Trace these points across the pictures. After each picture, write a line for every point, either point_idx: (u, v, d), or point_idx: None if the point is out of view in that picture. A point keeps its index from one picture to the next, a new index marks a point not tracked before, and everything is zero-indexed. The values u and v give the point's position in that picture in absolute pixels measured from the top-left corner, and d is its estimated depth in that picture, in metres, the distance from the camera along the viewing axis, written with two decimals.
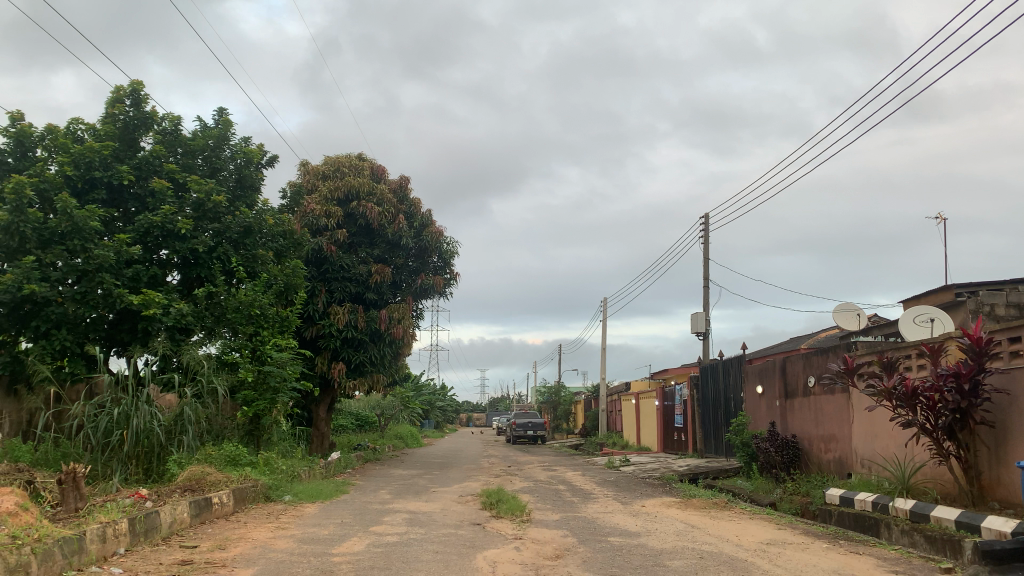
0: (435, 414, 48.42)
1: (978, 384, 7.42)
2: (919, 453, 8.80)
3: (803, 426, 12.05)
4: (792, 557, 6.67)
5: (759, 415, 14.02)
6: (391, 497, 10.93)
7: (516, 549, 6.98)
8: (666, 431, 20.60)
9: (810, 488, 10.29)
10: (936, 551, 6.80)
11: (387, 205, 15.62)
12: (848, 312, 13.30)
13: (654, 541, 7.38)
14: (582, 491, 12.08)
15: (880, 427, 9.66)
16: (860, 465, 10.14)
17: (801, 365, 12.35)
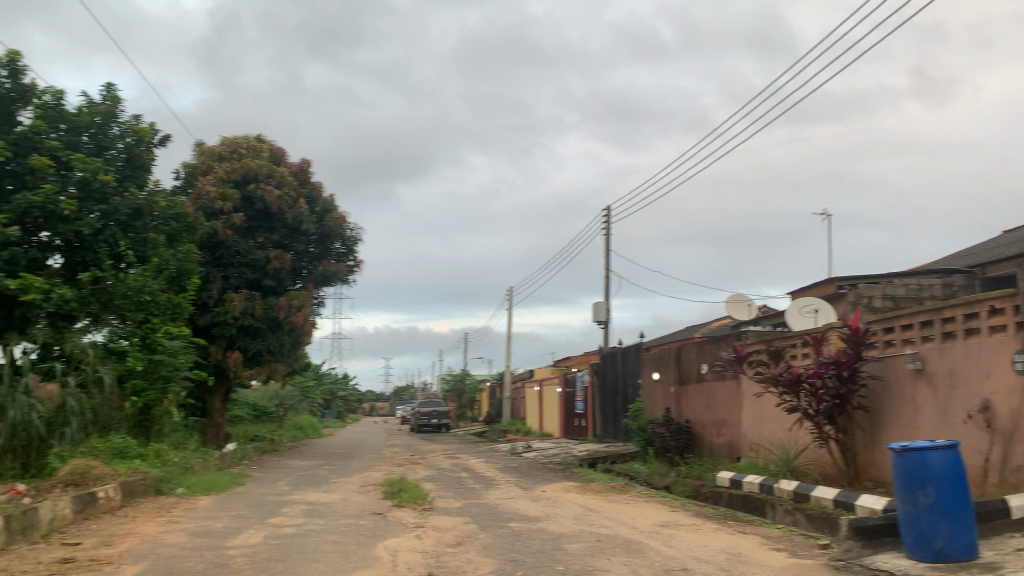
0: (337, 404, 47.68)
1: (855, 371, 7.92)
2: (802, 435, 9.32)
3: (696, 412, 12.54)
4: (684, 537, 6.95)
5: (655, 401, 14.48)
6: (290, 488, 10.70)
7: (417, 537, 6.98)
8: (567, 418, 21.00)
9: (701, 471, 10.74)
10: (815, 528, 7.23)
11: (287, 188, 15.24)
12: (739, 302, 13.90)
13: (553, 526, 7.52)
14: (484, 478, 12.17)
15: (767, 412, 10.17)
16: (748, 448, 10.64)
17: (695, 352, 12.81)
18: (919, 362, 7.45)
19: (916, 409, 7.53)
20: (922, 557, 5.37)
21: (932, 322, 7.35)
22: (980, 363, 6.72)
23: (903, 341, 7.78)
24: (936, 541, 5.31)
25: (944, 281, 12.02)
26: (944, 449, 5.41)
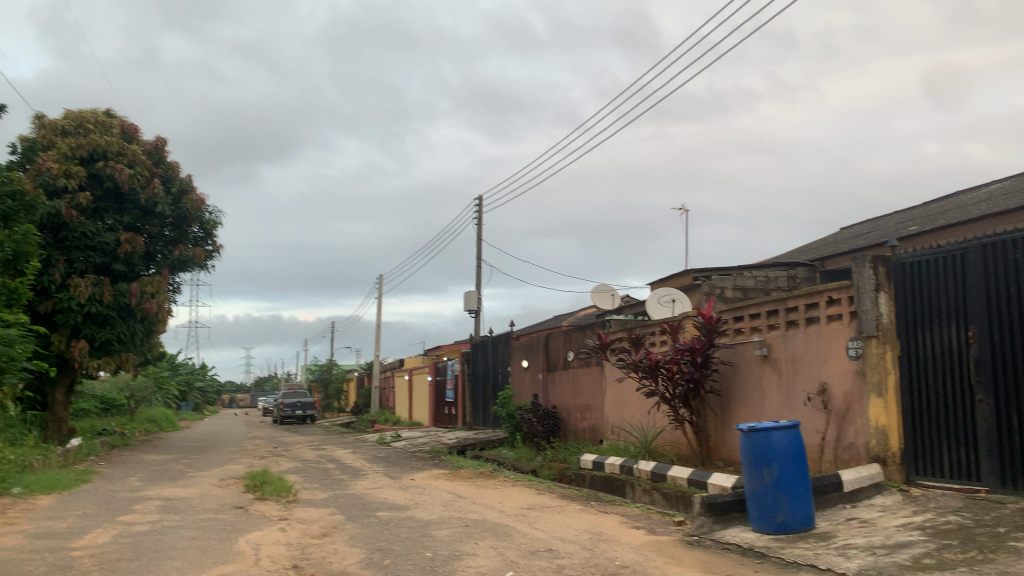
0: (194, 395, 45.46)
1: (708, 357, 8.39)
2: (660, 419, 9.77)
3: (562, 398, 12.89)
4: (549, 519, 7.15)
5: (524, 387, 14.76)
6: (143, 484, 10.15)
7: (281, 530, 6.80)
8: (437, 406, 21.04)
9: (566, 454, 11.07)
10: (671, 506, 7.62)
11: (140, 167, 14.36)
12: (604, 292, 14.39)
13: (421, 513, 7.53)
14: (351, 468, 12.00)
15: (628, 396, 10.61)
16: (610, 432, 11.06)
17: (562, 340, 13.13)
18: (766, 349, 7.99)
19: (762, 393, 8.07)
20: (765, 530, 5.79)
21: (777, 311, 7.90)
22: (818, 349, 7.29)
23: (751, 328, 8.32)
24: (778, 515, 5.74)
25: (788, 274, 12.92)
26: (787, 429, 5.84)
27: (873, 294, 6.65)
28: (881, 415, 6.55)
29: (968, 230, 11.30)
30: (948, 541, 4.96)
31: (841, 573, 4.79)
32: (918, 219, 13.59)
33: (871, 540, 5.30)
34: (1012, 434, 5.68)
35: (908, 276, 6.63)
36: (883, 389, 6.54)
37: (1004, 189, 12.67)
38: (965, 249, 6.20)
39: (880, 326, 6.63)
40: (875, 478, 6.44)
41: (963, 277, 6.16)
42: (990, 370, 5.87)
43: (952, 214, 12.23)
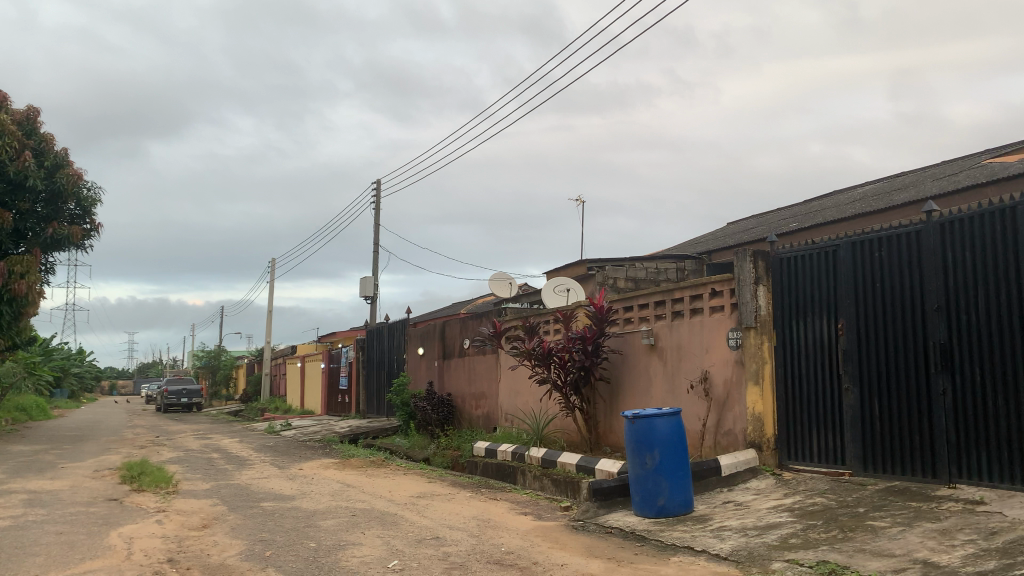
0: (69, 382, 42.97)
1: (599, 346, 8.58)
2: (552, 406, 9.93)
3: (457, 385, 12.89)
4: (439, 507, 7.15)
5: (419, 375, 14.68)
6: (6, 477, 9.50)
7: (157, 523, 6.52)
8: (330, 394, 20.67)
9: (460, 442, 11.09)
10: (560, 492, 7.76)
11: (9, 138, 13.41)
12: (502, 282, 14.45)
13: (308, 503, 7.37)
14: (237, 458, 11.63)
15: (521, 384, 10.71)
16: (503, 419, 11.15)
17: (458, 328, 13.13)
18: (653, 338, 8.23)
19: (648, 380, 8.31)
20: (646, 514, 5.97)
21: (664, 302, 8.14)
22: (701, 339, 7.57)
23: (640, 318, 8.55)
24: (659, 499, 5.93)
25: (678, 266, 13.34)
26: (669, 415, 6.03)
27: (752, 287, 6.93)
28: (757, 403, 6.86)
29: (841, 228, 11.98)
30: (812, 522, 5.25)
31: (715, 553, 4.99)
32: (797, 216, 14.27)
33: (744, 522, 5.55)
34: (874, 421, 6.07)
35: (784, 270, 6.94)
36: (760, 377, 6.86)
37: (874, 191, 13.47)
38: (836, 246, 6.54)
39: (758, 317, 6.94)
40: (750, 463, 6.75)
41: (835, 273, 6.51)
42: (855, 360, 6.25)
43: (828, 212, 12.93)
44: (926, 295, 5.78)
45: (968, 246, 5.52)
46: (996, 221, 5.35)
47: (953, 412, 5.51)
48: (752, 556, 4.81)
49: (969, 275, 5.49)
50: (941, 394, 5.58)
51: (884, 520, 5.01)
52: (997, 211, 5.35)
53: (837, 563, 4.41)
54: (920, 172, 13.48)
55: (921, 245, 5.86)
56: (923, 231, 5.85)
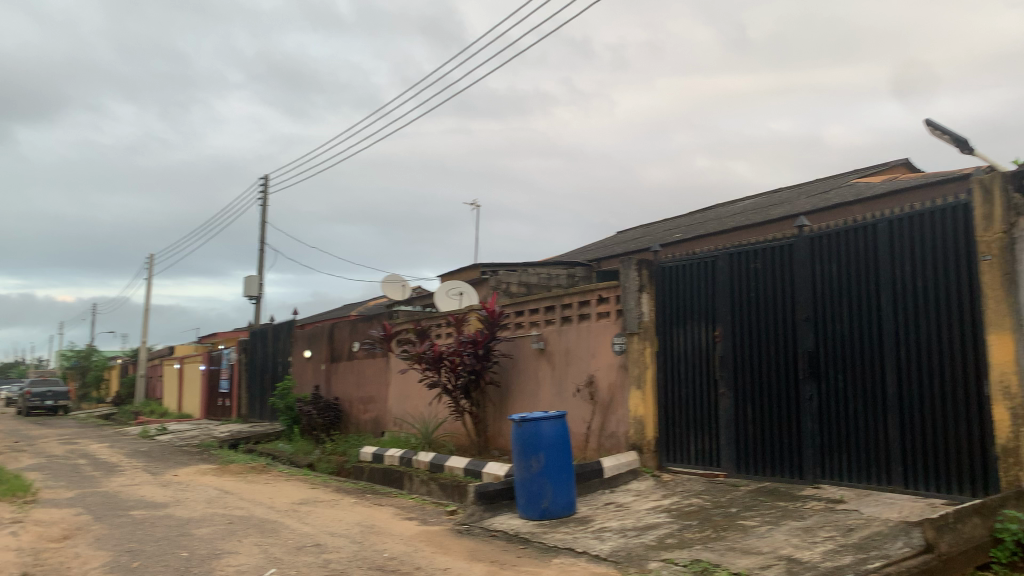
0: None
1: (489, 350, 8.63)
2: (441, 410, 9.90)
3: (345, 389, 12.65)
4: (321, 514, 6.99)
5: (305, 378, 14.33)
6: None
7: (12, 534, 6.07)
8: (210, 397, 19.86)
9: (346, 447, 10.88)
10: (447, 496, 7.74)
11: None
12: (394, 284, 14.30)
13: (181, 511, 7.05)
14: (106, 465, 10.99)
15: (411, 387, 10.63)
16: (392, 423, 11.03)
17: (347, 330, 12.89)
18: (543, 343, 8.34)
19: (536, 384, 8.42)
20: (530, 516, 6.04)
21: (553, 307, 8.28)
22: (588, 344, 7.74)
23: (530, 323, 8.66)
24: (543, 501, 6.01)
25: (569, 272, 13.58)
26: (554, 419, 6.12)
27: (636, 295, 7.21)
28: (639, 407, 7.09)
29: (721, 240, 12.51)
30: (688, 522, 5.45)
31: (595, 554, 5.09)
32: (682, 227, 14.81)
33: (624, 523, 5.70)
34: (747, 424, 6.36)
35: (666, 279, 7.19)
36: (642, 381, 7.09)
37: (753, 205, 14.14)
38: (715, 257, 6.82)
39: (641, 323, 7.18)
40: (632, 464, 6.95)
41: (713, 283, 6.78)
42: (731, 367, 6.53)
43: (710, 224, 13.46)
44: (796, 305, 6.11)
45: (835, 260, 5.88)
46: (860, 237, 5.72)
47: (818, 417, 5.84)
48: (630, 556, 4.94)
49: (834, 288, 5.85)
50: (809, 399, 5.91)
51: (753, 519, 5.25)
52: (861, 228, 5.72)
53: (708, 561, 4.58)
54: (795, 189, 14.25)
55: (793, 258, 6.19)
56: (795, 245, 6.18)
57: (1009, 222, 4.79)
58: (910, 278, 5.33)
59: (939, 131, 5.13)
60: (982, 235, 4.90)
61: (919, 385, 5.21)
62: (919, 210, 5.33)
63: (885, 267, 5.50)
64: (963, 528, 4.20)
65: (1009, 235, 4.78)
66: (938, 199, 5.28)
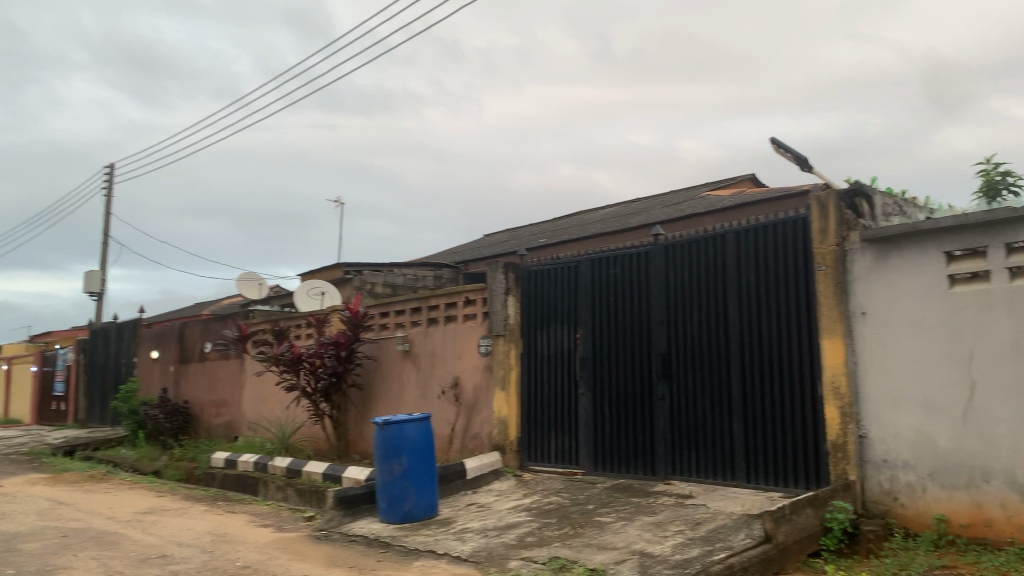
0: None
1: (352, 352, 8.47)
2: (300, 413, 9.61)
3: (196, 392, 12.03)
4: (167, 523, 6.60)
5: (152, 381, 13.50)
6: None
7: None
8: (42, 402, 18.31)
9: (196, 453, 10.34)
10: (304, 502, 7.51)
11: None
12: (251, 282, 13.75)
13: (7, 525, 6.46)
14: None
15: (268, 389, 10.25)
16: (246, 428, 10.59)
17: (199, 330, 12.26)
18: (408, 344, 8.26)
19: (400, 387, 8.34)
20: (391, 520, 5.96)
21: (419, 308, 8.23)
22: (454, 346, 7.76)
23: (395, 324, 8.57)
24: (404, 504, 5.96)
25: (434, 274, 13.53)
26: (417, 422, 6.09)
27: (502, 297, 7.28)
28: (503, 408, 7.18)
29: (583, 245, 12.86)
30: (547, 520, 5.56)
31: (456, 555, 5.10)
32: (546, 232, 15.13)
33: (485, 523, 5.75)
34: (604, 424, 6.57)
35: (530, 282, 7.32)
36: (506, 383, 7.17)
37: (613, 213, 14.64)
38: (577, 261, 7.02)
39: (507, 326, 7.28)
40: (494, 465, 7.01)
41: (576, 287, 6.98)
42: (590, 368, 6.73)
43: (572, 231, 13.82)
44: (651, 310, 6.38)
45: (687, 267, 6.18)
46: (710, 246, 6.04)
47: (670, 415, 6.13)
48: (491, 556, 4.98)
49: (687, 294, 6.15)
50: (661, 398, 6.18)
51: (609, 516, 5.44)
52: (711, 238, 6.05)
53: (566, 558, 4.70)
54: (652, 200, 14.89)
55: (648, 264, 6.46)
56: (651, 252, 6.46)
57: (841, 236, 5.23)
58: (755, 286, 5.70)
59: (783, 150, 5.51)
60: (818, 247, 5.30)
61: (761, 386, 5.56)
62: (764, 222, 5.70)
63: (733, 275, 5.84)
64: (797, 519, 4.53)
65: (841, 248, 5.21)
66: (780, 212, 5.67)
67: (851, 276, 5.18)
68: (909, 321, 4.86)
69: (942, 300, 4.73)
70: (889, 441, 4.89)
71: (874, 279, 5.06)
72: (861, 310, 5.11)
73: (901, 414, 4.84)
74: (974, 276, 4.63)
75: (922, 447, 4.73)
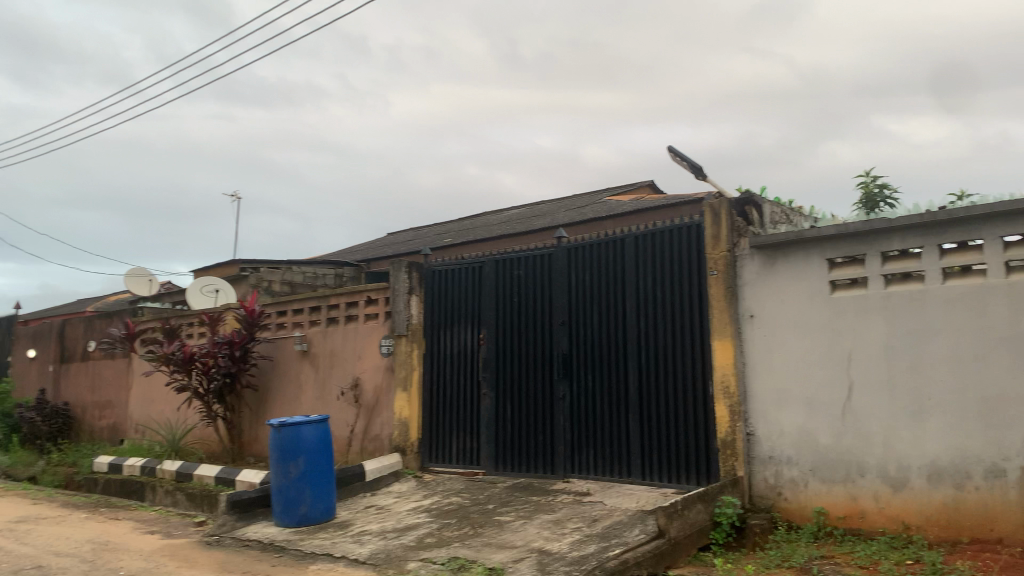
0: None
1: (247, 351, 8.21)
2: (190, 415, 9.24)
3: (77, 393, 11.39)
4: (43, 532, 6.22)
5: (28, 381, 12.69)
6: None
7: None
8: None
9: (77, 457, 9.79)
10: (194, 507, 7.22)
11: None
12: (139, 278, 13.13)
13: None
14: None
15: (156, 390, 9.81)
16: (133, 431, 10.10)
17: (81, 328, 11.61)
18: (306, 344, 8.08)
19: (298, 387, 8.15)
20: (287, 523, 5.82)
21: (319, 307, 8.07)
22: (354, 346, 7.64)
23: (293, 323, 8.37)
24: (301, 507, 5.82)
25: (335, 272, 13.29)
26: (315, 423, 5.97)
27: (405, 297, 7.23)
28: (404, 409, 7.11)
29: (487, 247, 12.90)
30: (447, 520, 5.56)
31: (353, 558, 5.02)
32: (451, 232, 15.10)
33: (383, 525, 5.68)
34: (506, 424, 6.62)
35: (433, 282, 7.30)
36: (407, 383, 7.11)
37: (517, 215, 14.75)
38: (481, 262, 7.04)
39: (409, 326, 7.22)
40: (394, 466, 6.94)
41: (479, 288, 7.00)
42: (493, 369, 6.76)
43: (477, 231, 13.84)
44: (553, 311, 6.47)
45: (589, 270, 6.30)
46: (610, 249, 6.18)
47: (570, 415, 6.23)
48: (389, 558, 4.94)
49: (588, 296, 6.27)
50: (562, 398, 6.27)
51: (509, 515, 5.48)
52: (611, 242, 6.19)
53: (465, 558, 4.70)
54: (556, 202, 15.09)
55: (551, 266, 6.55)
56: (554, 255, 6.55)
57: (732, 242, 5.45)
58: (652, 288, 5.86)
59: (680, 158, 5.69)
60: (710, 253, 5.51)
61: (657, 386, 5.73)
62: (662, 227, 5.88)
63: (632, 278, 6.00)
64: (689, 514, 4.69)
65: (732, 253, 5.43)
66: (676, 218, 5.86)
67: (742, 281, 5.40)
68: (794, 324, 5.11)
69: (824, 305, 5.00)
70: (774, 438, 5.13)
71: (762, 284, 5.30)
72: (749, 313, 5.34)
73: (785, 412, 5.09)
74: (853, 282, 4.92)
75: (804, 444, 4.99)
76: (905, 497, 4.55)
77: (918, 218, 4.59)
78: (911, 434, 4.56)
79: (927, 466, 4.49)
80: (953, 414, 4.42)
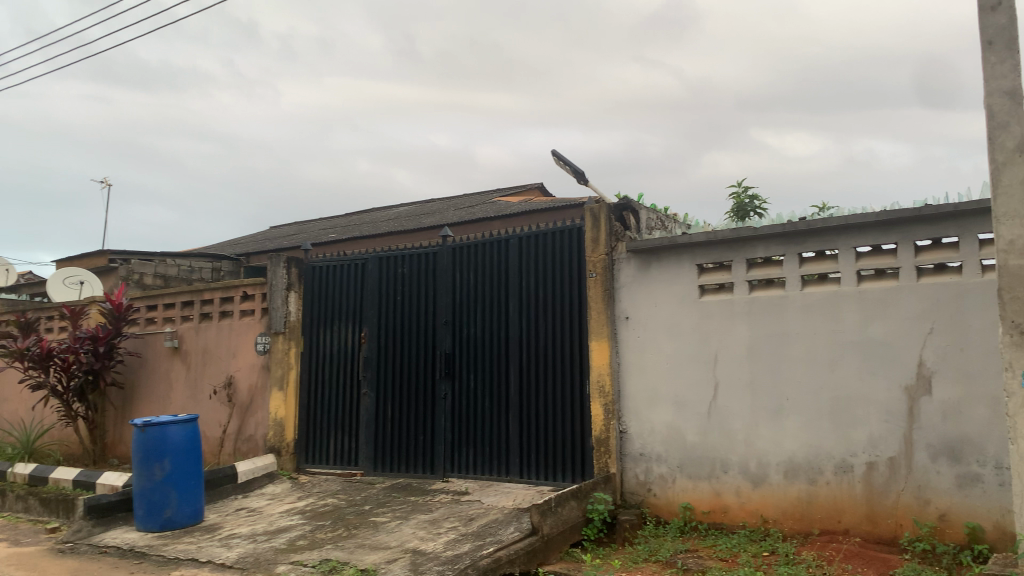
0: None
1: (113, 347, 7.77)
2: (48, 415, 8.66)
3: None
4: None
5: None
6: None
7: None
8: None
9: None
10: (49, 512, 6.77)
11: None
12: None
13: None
14: None
15: (10, 388, 9.13)
16: None
17: None
18: (177, 341, 7.73)
19: (167, 386, 7.78)
20: (150, 528, 5.55)
21: (191, 303, 7.73)
22: (229, 343, 7.37)
23: (164, 319, 7.99)
24: (165, 511, 5.56)
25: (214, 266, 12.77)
26: (182, 423, 5.72)
27: (283, 293, 7.02)
28: (280, 409, 6.91)
29: (373, 243, 12.70)
30: (321, 522, 5.44)
31: (220, 562, 4.85)
32: (337, 227, 14.79)
33: (254, 528, 5.51)
34: (385, 424, 6.54)
35: (314, 279, 7.15)
36: (284, 383, 6.92)
37: (406, 212, 14.60)
38: (364, 259, 6.94)
39: (287, 323, 7.03)
40: (268, 468, 6.74)
41: (361, 285, 6.90)
42: (374, 368, 6.68)
43: (364, 228, 13.61)
44: (436, 310, 6.45)
45: (472, 270, 6.32)
46: (493, 250, 6.23)
47: (450, 415, 6.23)
48: (258, 562, 4.79)
49: (471, 296, 6.29)
50: (443, 397, 6.27)
51: (384, 515, 5.42)
52: (494, 242, 6.24)
53: (337, 560, 4.62)
54: (445, 201, 15.02)
55: (435, 265, 6.54)
56: (438, 254, 6.53)
57: (610, 246, 5.60)
58: (534, 289, 5.95)
59: (563, 163, 5.80)
60: (590, 256, 5.64)
61: (536, 385, 5.82)
62: (543, 229, 5.97)
63: (514, 278, 6.06)
64: (562, 512, 4.78)
65: (609, 257, 5.58)
66: (558, 221, 5.97)
67: (618, 284, 5.55)
68: (666, 326, 5.30)
69: (694, 308, 5.21)
70: (646, 436, 5.30)
71: (637, 287, 5.47)
72: (624, 315, 5.50)
73: (656, 411, 5.26)
74: (721, 287, 5.16)
75: (672, 442, 5.18)
76: (763, 492, 4.80)
77: (780, 227, 4.85)
78: (771, 433, 4.82)
79: (783, 463, 4.76)
80: (808, 414, 4.70)
